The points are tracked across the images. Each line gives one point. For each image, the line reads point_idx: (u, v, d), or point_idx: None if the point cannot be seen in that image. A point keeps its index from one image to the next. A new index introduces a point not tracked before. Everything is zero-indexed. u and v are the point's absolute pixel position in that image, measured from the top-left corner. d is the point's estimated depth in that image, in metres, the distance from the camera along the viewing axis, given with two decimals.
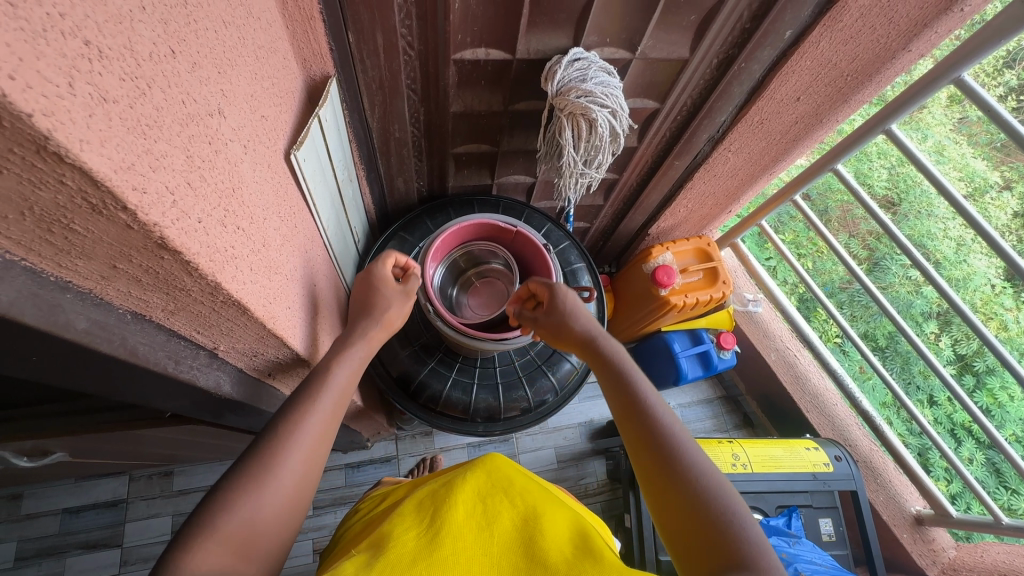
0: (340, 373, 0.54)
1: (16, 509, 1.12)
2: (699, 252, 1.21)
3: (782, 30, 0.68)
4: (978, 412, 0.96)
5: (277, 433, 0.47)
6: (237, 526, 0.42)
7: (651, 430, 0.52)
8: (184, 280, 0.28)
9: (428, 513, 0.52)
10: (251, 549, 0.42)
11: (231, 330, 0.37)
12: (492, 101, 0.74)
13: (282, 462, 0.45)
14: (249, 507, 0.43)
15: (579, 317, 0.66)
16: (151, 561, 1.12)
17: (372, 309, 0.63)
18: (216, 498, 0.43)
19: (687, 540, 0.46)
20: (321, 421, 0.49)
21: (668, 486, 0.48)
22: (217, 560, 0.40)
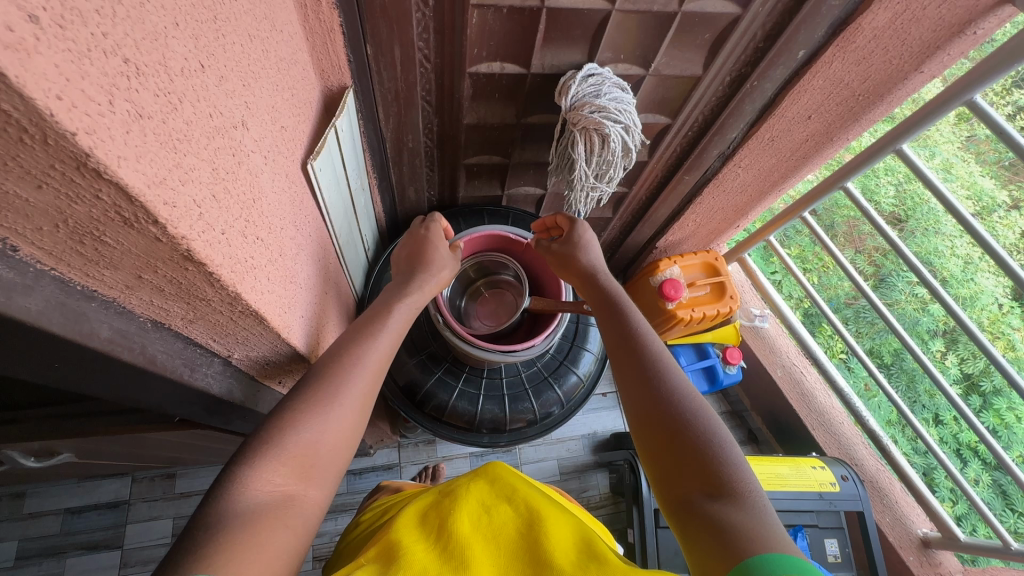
0: (396, 321, 0.56)
1: (18, 508, 1.12)
2: (707, 266, 1.21)
3: (795, 50, 0.68)
4: (986, 433, 0.95)
5: (340, 363, 0.48)
6: (300, 447, 0.43)
7: (645, 356, 0.56)
8: (205, 291, 0.28)
9: (432, 527, 0.52)
10: (312, 471, 0.43)
11: (246, 338, 0.37)
12: (505, 114, 0.74)
13: (345, 391, 0.47)
14: (312, 429, 0.44)
15: (589, 252, 0.71)
16: (151, 563, 1.12)
17: (426, 261, 0.67)
18: (281, 419, 0.44)
19: (665, 454, 0.49)
20: (379, 358, 0.51)
21: (653, 405, 0.52)
22: (281, 481, 0.41)
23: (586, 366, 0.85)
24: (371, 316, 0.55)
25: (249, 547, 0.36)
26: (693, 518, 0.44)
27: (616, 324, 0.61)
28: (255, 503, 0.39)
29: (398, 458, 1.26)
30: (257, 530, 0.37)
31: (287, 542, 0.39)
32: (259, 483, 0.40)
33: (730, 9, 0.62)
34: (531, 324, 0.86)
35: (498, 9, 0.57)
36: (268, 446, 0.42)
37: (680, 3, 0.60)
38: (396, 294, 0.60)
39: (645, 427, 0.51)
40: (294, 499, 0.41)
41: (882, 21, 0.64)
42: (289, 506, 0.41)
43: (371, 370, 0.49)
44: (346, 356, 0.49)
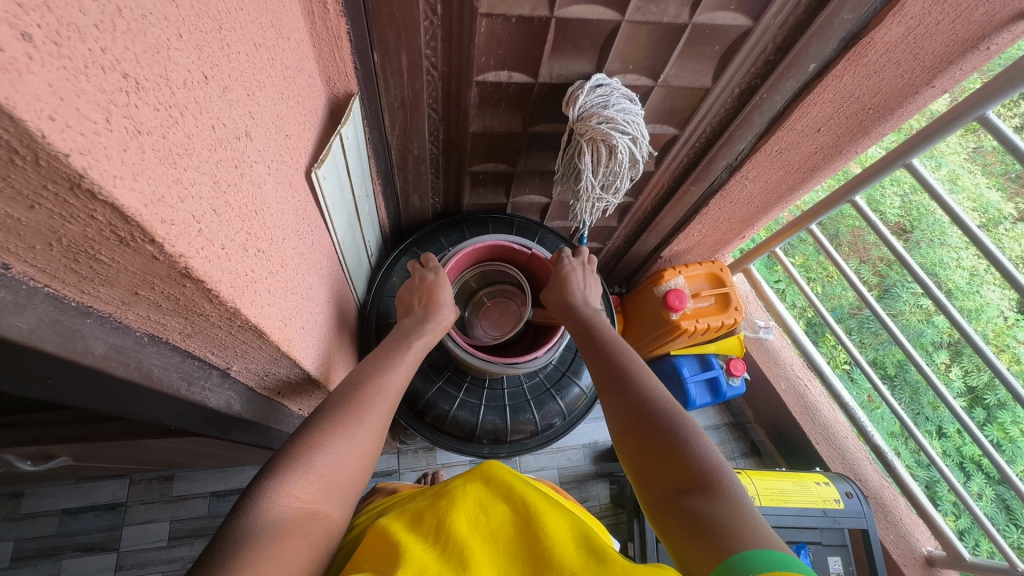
0: (410, 358, 0.58)
1: (15, 508, 1.11)
2: (711, 277, 1.20)
3: (806, 63, 0.68)
4: (991, 448, 0.94)
5: (363, 393, 0.50)
6: (327, 465, 0.43)
7: (621, 369, 0.57)
8: (203, 306, 0.28)
9: (429, 528, 0.51)
10: (336, 489, 0.43)
11: (246, 352, 0.37)
12: (511, 122, 0.74)
13: (368, 416, 0.48)
14: (340, 449, 0.44)
15: (574, 287, 0.73)
16: (147, 566, 1.11)
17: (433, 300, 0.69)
18: (310, 437, 0.44)
19: (644, 460, 0.48)
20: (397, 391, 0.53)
21: (629, 414, 0.52)
22: (308, 496, 0.41)
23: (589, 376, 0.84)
24: (384, 353, 0.57)
25: (280, 560, 0.36)
26: (674, 520, 0.43)
27: (595, 346, 0.62)
28: (284, 515, 0.39)
29: (397, 464, 1.25)
30: (287, 542, 0.37)
31: (313, 559, 0.38)
32: (287, 495, 0.40)
33: (741, 21, 0.62)
34: (533, 337, 0.85)
35: (507, 19, 0.57)
36: (297, 460, 0.42)
37: (691, 15, 0.60)
38: (409, 334, 0.62)
39: (625, 438, 0.51)
40: (319, 516, 0.41)
41: (895, 35, 0.64)
42: (314, 521, 0.40)
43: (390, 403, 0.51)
44: (368, 387, 0.50)
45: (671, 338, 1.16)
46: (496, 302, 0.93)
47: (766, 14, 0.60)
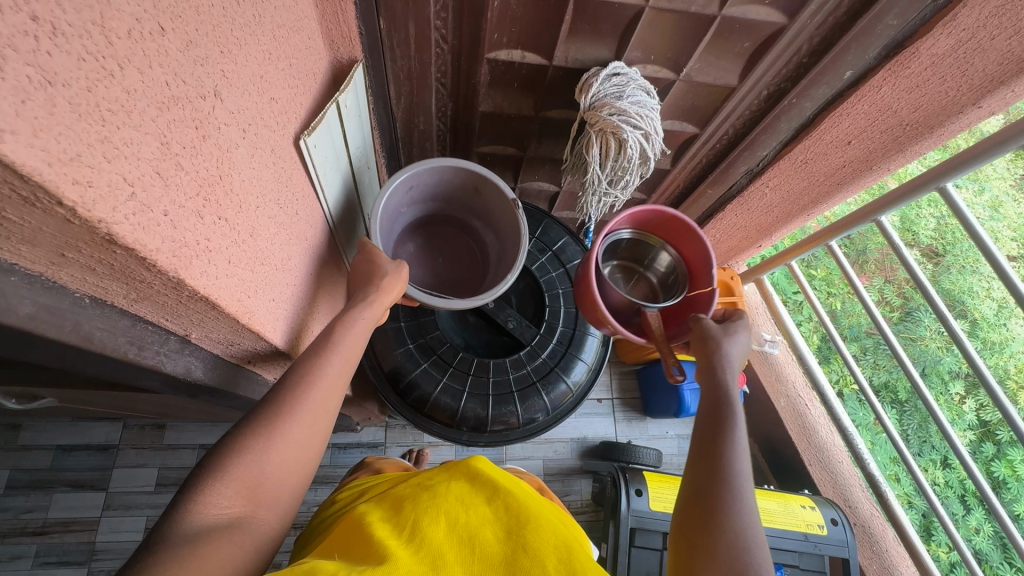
0: (345, 336, 0.54)
1: (14, 438, 1.15)
2: (721, 284, 1.16)
3: (842, 70, 0.63)
4: (986, 485, 0.88)
5: (293, 385, 0.48)
6: (246, 468, 0.43)
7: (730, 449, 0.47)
8: (142, 273, 0.26)
9: (406, 521, 0.49)
10: (262, 495, 0.44)
11: (202, 321, 0.36)
12: (523, 105, 0.71)
13: (296, 411, 0.47)
14: (256, 452, 0.44)
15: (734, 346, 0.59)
16: (133, 509, 1.15)
17: (374, 275, 0.62)
18: (231, 443, 0.44)
19: (690, 551, 0.42)
20: (330, 378, 0.50)
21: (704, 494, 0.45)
22: (226, 503, 0.42)
23: (578, 374, 0.83)
24: (320, 335, 0.54)
25: (187, 566, 0.37)
26: None
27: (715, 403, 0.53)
28: (203, 527, 0.40)
29: (384, 437, 1.26)
30: (199, 549, 0.38)
31: (232, 564, 0.39)
32: (206, 504, 0.41)
33: (775, 18, 0.57)
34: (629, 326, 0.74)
35: None
36: (217, 468, 0.43)
37: (720, 7, 0.55)
38: (342, 312, 0.57)
39: (691, 513, 0.45)
40: (241, 521, 0.42)
41: (943, 47, 0.59)
42: (236, 529, 0.41)
43: (318, 393, 0.49)
44: (293, 381, 0.49)
45: None
46: (418, 229, 0.89)
47: (803, 11, 0.56)
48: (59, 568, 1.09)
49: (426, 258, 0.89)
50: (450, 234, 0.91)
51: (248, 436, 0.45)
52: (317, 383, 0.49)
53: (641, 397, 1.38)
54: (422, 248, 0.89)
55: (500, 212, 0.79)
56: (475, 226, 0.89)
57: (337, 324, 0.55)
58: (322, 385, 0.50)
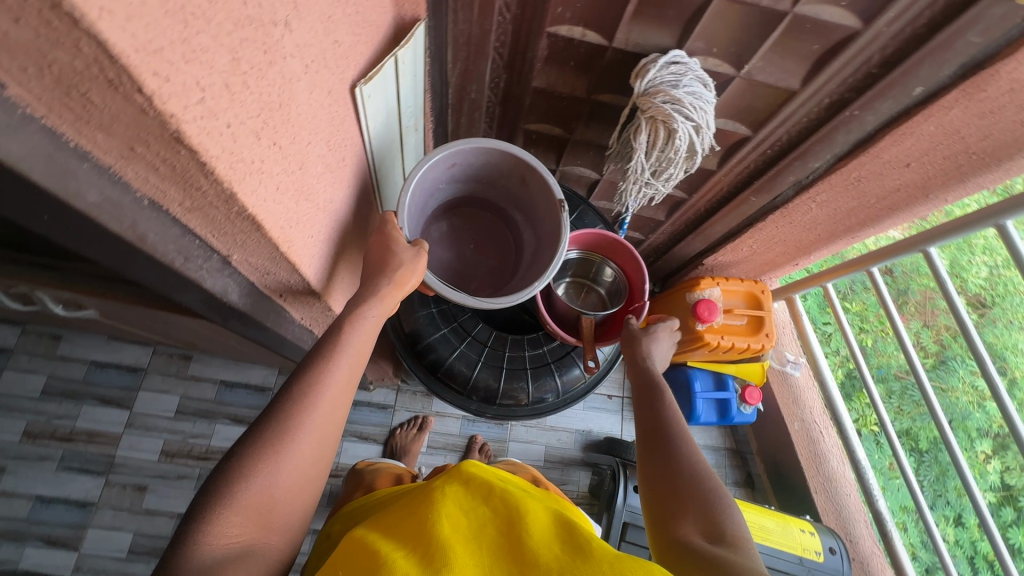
0: (354, 337, 0.56)
1: (53, 348, 1.22)
2: (750, 296, 1.14)
3: (912, 85, 0.60)
4: (1000, 542, 0.84)
5: (297, 403, 0.50)
6: (253, 494, 0.46)
7: (662, 416, 0.57)
8: (199, 180, 0.28)
9: (412, 527, 0.49)
10: (271, 520, 0.47)
11: (246, 243, 0.37)
12: (576, 85, 0.71)
13: (301, 430, 0.49)
14: (266, 476, 0.47)
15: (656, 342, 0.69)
16: (152, 431, 1.21)
17: (386, 266, 0.62)
18: (236, 468, 0.46)
19: (664, 504, 0.50)
20: (334, 392, 0.52)
21: (667, 467, 0.52)
22: (236, 531, 0.45)
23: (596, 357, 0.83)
24: (326, 338, 0.55)
25: None
26: (679, 557, 0.45)
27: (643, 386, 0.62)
28: (215, 560, 0.43)
29: (394, 401, 1.29)
30: None
31: None
32: (213, 537, 0.43)
33: (849, 22, 0.56)
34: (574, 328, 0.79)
35: None
36: (221, 500, 0.45)
37: (794, 4, 0.54)
38: (352, 307, 0.58)
39: (651, 484, 0.53)
40: (251, 547, 0.45)
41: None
42: (244, 558, 0.44)
43: (325, 409, 0.51)
44: (299, 401, 0.50)
45: (690, 345, 1.11)
46: (457, 209, 0.92)
47: (880, 18, 0.54)
48: (80, 475, 1.16)
49: (460, 239, 0.92)
50: (485, 221, 0.94)
51: (253, 459, 0.47)
52: (322, 398, 0.51)
53: None
54: (454, 229, 0.92)
55: (541, 207, 0.81)
56: (513, 219, 0.92)
57: (346, 322, 0.57)
58: (327, 399, 0.52)
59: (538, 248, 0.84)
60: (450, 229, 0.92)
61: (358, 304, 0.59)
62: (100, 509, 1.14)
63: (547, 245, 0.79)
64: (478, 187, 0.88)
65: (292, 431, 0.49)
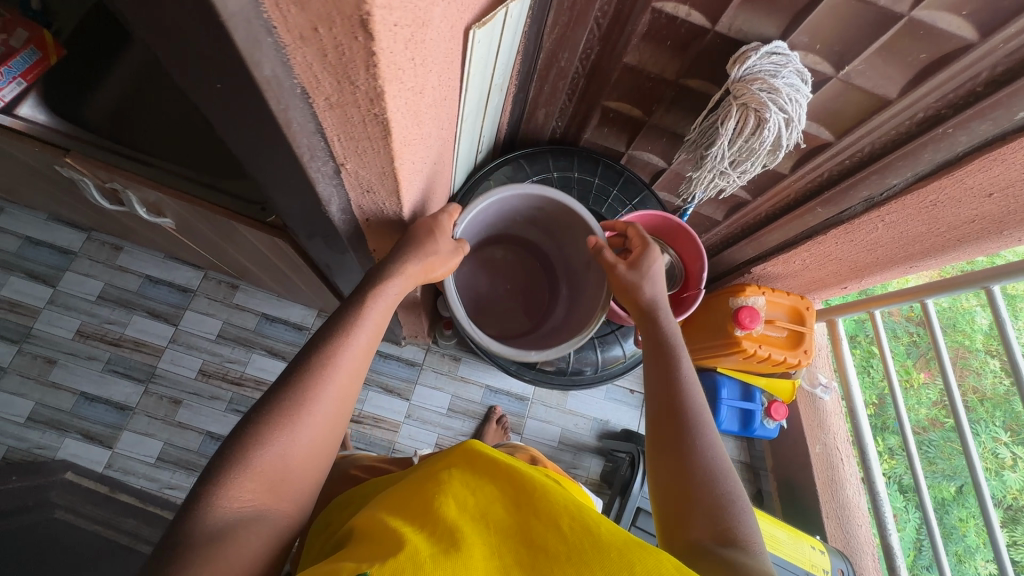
0: (374, 312, 0.58)
1: (114, 257, 1.29)
2: (793, 311, 1.12)
3: (1016, 109, 0.59)
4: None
5: (313, 373, 0.53)
6: (265, 463, 0.49)
7: (685, 407, 0.59)
8: (359, 71, 0.30)
9: (416, 511, 0.49)
10: (284, 488, 0.50)
11: (365, 152, 0.39)
12: (667, 67, 0.71)
13: (314, 402, 0.52)
14: (277, 450, 0.49)
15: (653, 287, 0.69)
16: (193, 350, 1.26)
17: (420, 247, 0.62)
18: (251, 437, 0.49)
19: (679, 503, 0.53)
20: (347, 365, 0.55)
21: (681, 460, 0.55)
22: (247, 497, 0.47)
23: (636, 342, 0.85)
24: (346, 311, 0.57)
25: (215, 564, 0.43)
26: (697, 557, 0.48)
27: (666, 362, 0.63)
28: (231, 523, 0.46)
29: (422, 359, 1.33)
30: (226, 542, 0.45)
31: (256, 552, 0.46)
32: (228, 502, 0.46)
33: (965, 34, 0.55)
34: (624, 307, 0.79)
35: None
36: (236, 469, 0.48)
37: (911, 7, 0.54)
38: (375, 280, 0.59)
39: (666, 476, 0.56)
40: (263, 512, 0.48)
41: None
42: (258, 520, 0.47)
43: (337, 383, 0.53)
44: (311, 380, 0.52)
45: (726, 350, 1.10)
46: (509, 247, 0.96)
47: (999, 33, 0.53)
48: (122, 379, 1.22)
49: (495, 275, 0.96)
50: (527, 271, 0.98)
51: (266, 431, 0.49)
52: (336, 369, 0.54)
53: None
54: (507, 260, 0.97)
55: (585, 285, 0.85)
56: (558, 289, 0.96)
57: (368, 295, 0.58)
58: (340, 369, 0.54)
59: (563, 321, 0.88)
60: (498, 260, 0.96)
61: (380, 279, 0.59)
62: (136, 414, 1.20)
63: (578, 321, 0.81)
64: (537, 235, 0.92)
65: (302, 405, 0.51)
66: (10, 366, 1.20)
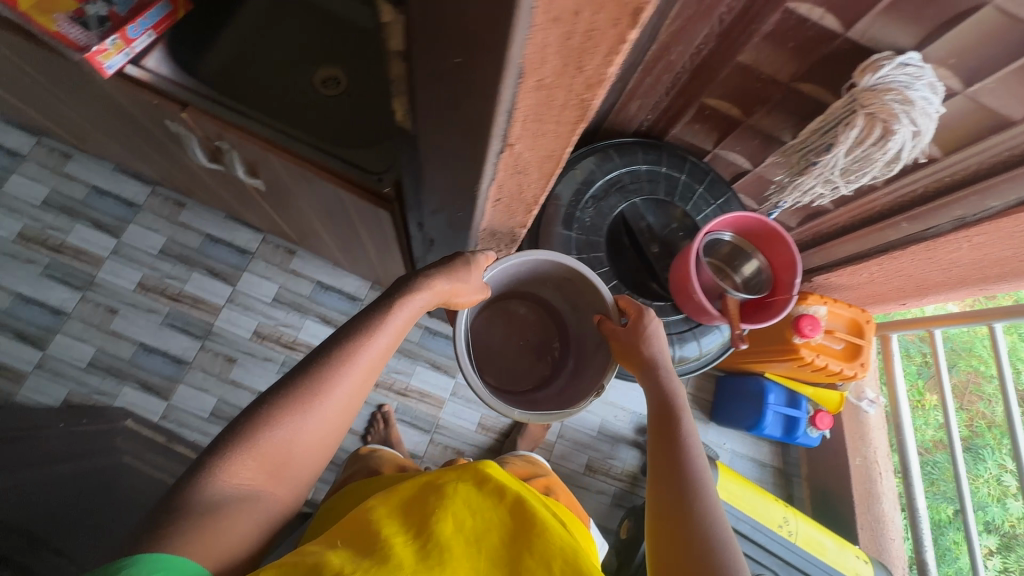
0: (398, 318, 0.60)
1: (176, 214, 1.30)
2: (852, 324, 1.12)
3: None
4: None
5: (333, 367, 0.56)
6: (270, 445, 0.53)
7: (689, 479, 0.58)
8: (598, 52, 0.30)
9: (419, 540, 0.48)
10: (282, 475, 0.54)
11: (543, 134, 0.39)
12: (782, 69, 0.70)
13: (330, 393, 0.55)
14: (282, 434, 0.53)
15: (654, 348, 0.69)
16: (249, 311, 1.28)
17: (451, 274, 0.64)
18: (260, 417, 0.53)
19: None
20: (363, 369, 0.57)
21: (681, 532, 0.54)
22: (247, 475, 0.51)
23: (710, 342, 0.85)
24: (371, 312, 0.59)
25: (203, 533, 0.47)
26: None
27: (671, 429, 0.63)
28: (224, 500, 0.50)
29: None
30: (215, 519, 0.49)
31: (244, 531, 0.50)
32: (226, 481, 0.50)
33: None
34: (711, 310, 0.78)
35: None
36: (239, 449, 0.52)
37: None
38: (404, 291, 0.61)
39: (668, 542, 0.55)
40: (257, 492, 0.52)
41: None
42: (253, 501, 0.51)
43: (352, 378, 0.56)
44: (329, 371, 0.55)
45: (782, 356, 1.11)
46: (537, 311, 0.93)
47: None
48: (180, 334, 1.25)
49: (512, 330, 0.93)
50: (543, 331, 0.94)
51: (275, 414, 0.53)
52: (355, 366, 0.57)
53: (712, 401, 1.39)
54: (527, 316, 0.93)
55: (594, 357, 0.82)
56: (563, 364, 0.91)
57: (395, 304, 0.60)
58: (359, 366, 0.57)
59: (560, 396, 0.84)
60: (524, 317, 0.94)
61: (410, 288, 0.61)
62: (192, 369, 1.23)
63: (583, 388, 0.78)
64: (562, 304, 0.89)
65: (314, 397, 0.54)
66: (73, 313, 1.22)
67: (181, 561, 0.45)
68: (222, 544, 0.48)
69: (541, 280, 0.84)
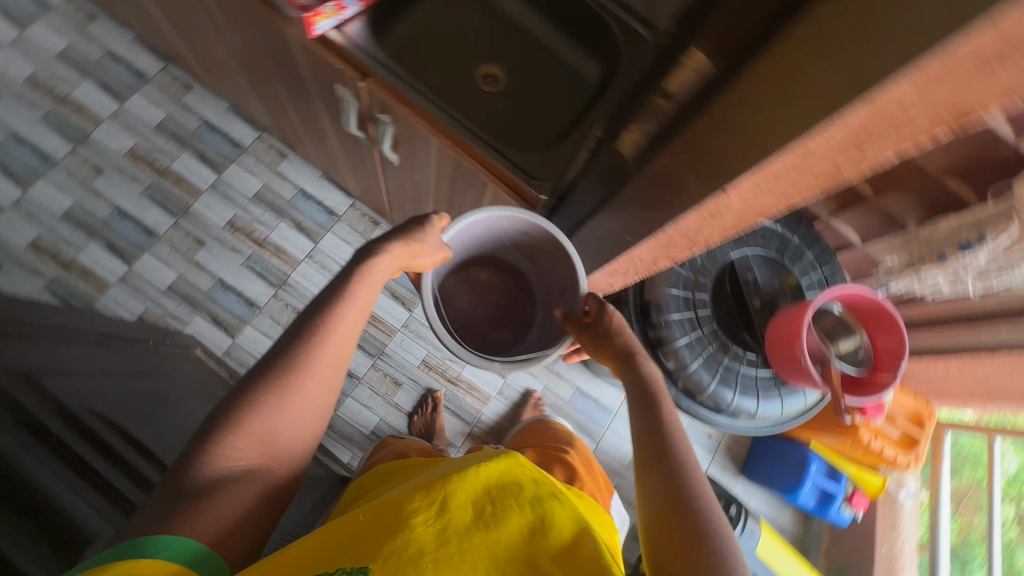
0: (361, 289, 0.65)
1: (276, 162, 1.34)
2: (913, 415, 1.13)
3: None
4: None
5: (305, 344, 0.60)
6: (254, 426, 0.55)
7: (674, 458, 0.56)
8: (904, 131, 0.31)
9: (439, 513, 0.46)
10: (269, 450, 0.56)
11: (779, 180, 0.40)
12: (935, 160, 0.72)
13: (307, 368, 0.59)
14: (263, 413, 0.55)
15: (627, 336, 0.68)
16: (325, 270, 1.31)
17: (409, 239, 0.68)
18: (241, 403, 0.55)
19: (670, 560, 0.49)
20: (335, 340, 0.62)
21: (668, 508, 0.52)
22: (240, 454, 0.53)
23: (793, 404, 0.86)
24: (336, 285, 0.64)
25: (205, 514, 0.49)
26: None
27: (652, 417, 0.61)
28: (213, 479, 0.51)
29: None
30: (212, 496, 0.50)
31: (246, 506, 0.52)
32: (213, 462, 0.52)
33: None
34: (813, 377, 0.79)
35: None
36: (220, 433, 0.54)
37: None
38: (363, 260, 0.66)
39: (657, 523, 0.52)
40: (254, 469, 0.54)
41: None
42: (243, 479, 0.53)
43: (329, 349, 0.61)
44: (301, 346, 0.59)
45: (836, 430, 1.13)
46: (499, 273, 0.94)
47: None
48: (257, 278, 1.28)
49: (478, 295, 0.93)
50: (514, 294, 0.95)
51: (253, 399, 0.56)
52: (326, 340, 0.61)
53: (747, 457, 1.39)
54: (497, 274, 0.94)
55: (562, 311, 0.82)
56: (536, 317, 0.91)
57: (358, 273, 0.65)
58: (329, 340, 0.61)
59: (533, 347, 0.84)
60: (484, 281, 0.94)
61: (370, 256, 0.66)
62: (262, 313, 1.26)
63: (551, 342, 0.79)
64: (524, 262, 0.89)
65: (288, 378, 0.58)
66: (163, 238, 1.27)
67: (164, 539, 0.46)
68: (214, 522, 0.49)
69: (502, 241, 0.84)
